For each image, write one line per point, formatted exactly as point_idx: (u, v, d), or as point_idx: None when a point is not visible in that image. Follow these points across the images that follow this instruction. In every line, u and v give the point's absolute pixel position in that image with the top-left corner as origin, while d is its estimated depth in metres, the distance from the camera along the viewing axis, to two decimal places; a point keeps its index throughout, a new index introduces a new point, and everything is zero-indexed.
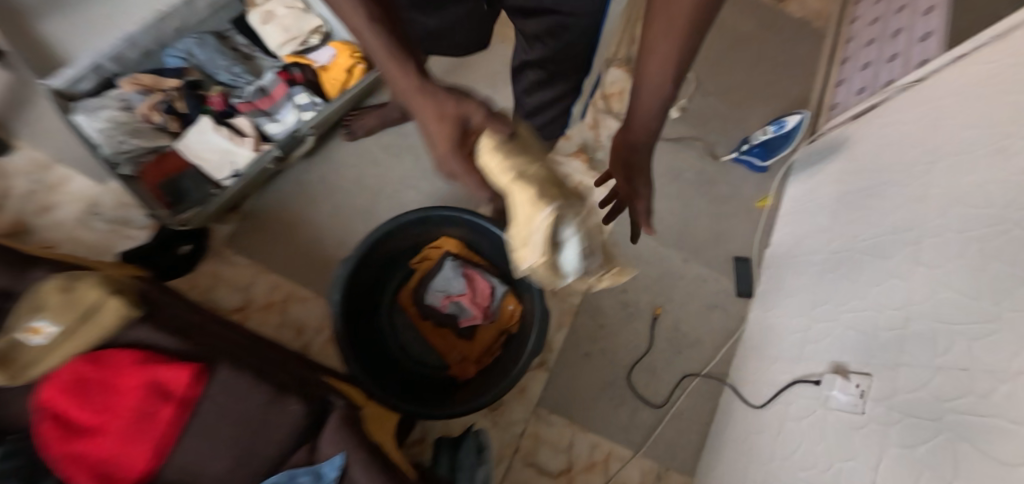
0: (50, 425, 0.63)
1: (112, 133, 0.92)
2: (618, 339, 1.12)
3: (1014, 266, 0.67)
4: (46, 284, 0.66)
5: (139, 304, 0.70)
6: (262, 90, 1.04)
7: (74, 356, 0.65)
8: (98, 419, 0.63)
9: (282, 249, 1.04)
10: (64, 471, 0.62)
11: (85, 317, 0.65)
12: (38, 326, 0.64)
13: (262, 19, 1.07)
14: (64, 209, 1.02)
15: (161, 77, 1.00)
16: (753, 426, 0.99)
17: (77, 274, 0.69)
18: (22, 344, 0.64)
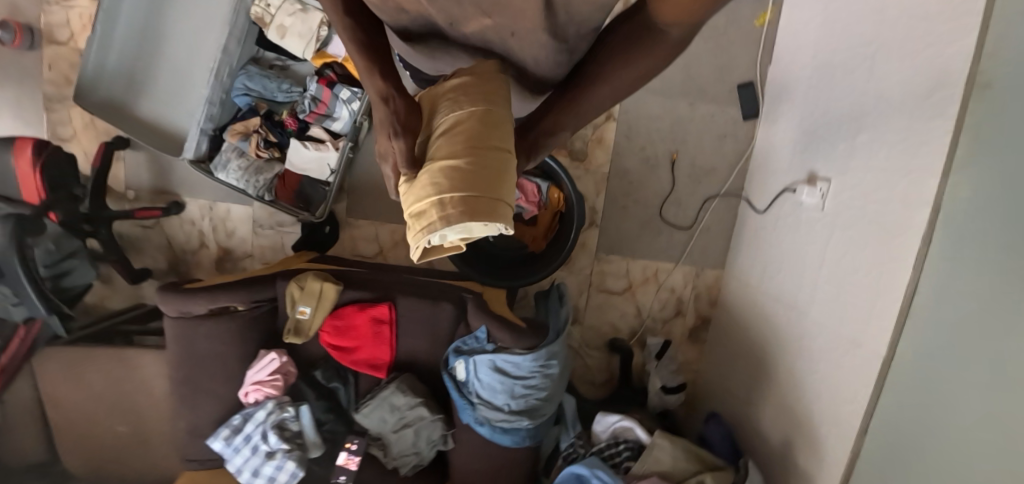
0: (334, 350, 1.16)
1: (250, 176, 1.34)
2: (646, 190, 1.40)
3: (940, 86, 0.80)
4: (288, 287, 1.14)
5: (337, 282, 1.16)
6: (314, 98, 1.34)
7: (325, 318, 1.15)
8: (353, 343, 1.16)
9: (386, 204, 1.46)
10: (355, 366, 1.17)
11: (318, 299, 1.13)
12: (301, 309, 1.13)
13: (279, 34, 1.31)
14: (241, 228, 1.51)
15: (248, 121, 1.36)
16: (756, 227, 1.31)
17: (301, 276, 1.15)
18: (298, 321, 1.14)
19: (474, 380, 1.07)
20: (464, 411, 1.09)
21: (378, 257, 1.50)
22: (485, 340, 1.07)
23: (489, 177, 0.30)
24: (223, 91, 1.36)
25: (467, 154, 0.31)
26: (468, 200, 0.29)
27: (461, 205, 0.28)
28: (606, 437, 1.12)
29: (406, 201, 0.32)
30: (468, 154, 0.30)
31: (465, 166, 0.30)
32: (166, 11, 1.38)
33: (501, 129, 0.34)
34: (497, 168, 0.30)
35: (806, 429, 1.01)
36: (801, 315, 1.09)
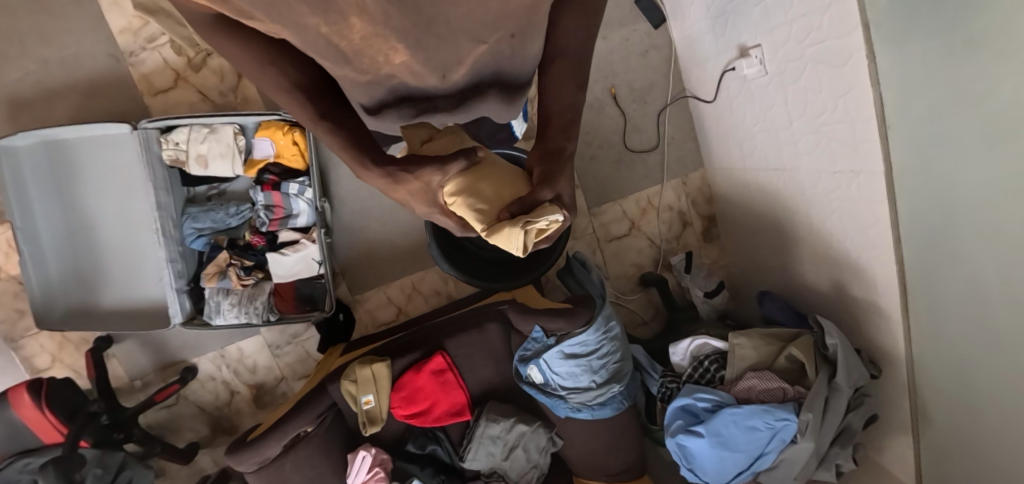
0: (411, 419, 1.18)
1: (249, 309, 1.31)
2: (605, 132, 1.43)
3: None
4: (342, 387, 1.15)
5: (382, 358, 1.16)
6: (267, 205, 1.32)
7: (390, 395, 1.17)
8: (425, 404, 1.18)
9: (384, 265, 1.47)
10: (438, 421, 1.19)
11: (376, 384, 1.15)
12: (365, 399, 1.15)
13: (202, 165, 1.29)
14: (261, 358, 1.49)
15: (216, 259, 1.33)
16: (714, 116, 1.36)
17: (347, 372, 1.16)
18: (367, 411, 1.16)
19: (552, 377, 1.09)
20: (557, 409, 1.11)
21: (400, 316, 1.49)
22: (545, 336, 1.08)
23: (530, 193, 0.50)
24: (178, 244, 1.33)
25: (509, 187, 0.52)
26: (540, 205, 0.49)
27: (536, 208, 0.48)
28: (688, 363, 1.16)
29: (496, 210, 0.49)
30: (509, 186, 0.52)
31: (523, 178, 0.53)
32: (79, 199, 1.32)
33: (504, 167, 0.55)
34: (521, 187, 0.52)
35: (847, 262, 1.08)
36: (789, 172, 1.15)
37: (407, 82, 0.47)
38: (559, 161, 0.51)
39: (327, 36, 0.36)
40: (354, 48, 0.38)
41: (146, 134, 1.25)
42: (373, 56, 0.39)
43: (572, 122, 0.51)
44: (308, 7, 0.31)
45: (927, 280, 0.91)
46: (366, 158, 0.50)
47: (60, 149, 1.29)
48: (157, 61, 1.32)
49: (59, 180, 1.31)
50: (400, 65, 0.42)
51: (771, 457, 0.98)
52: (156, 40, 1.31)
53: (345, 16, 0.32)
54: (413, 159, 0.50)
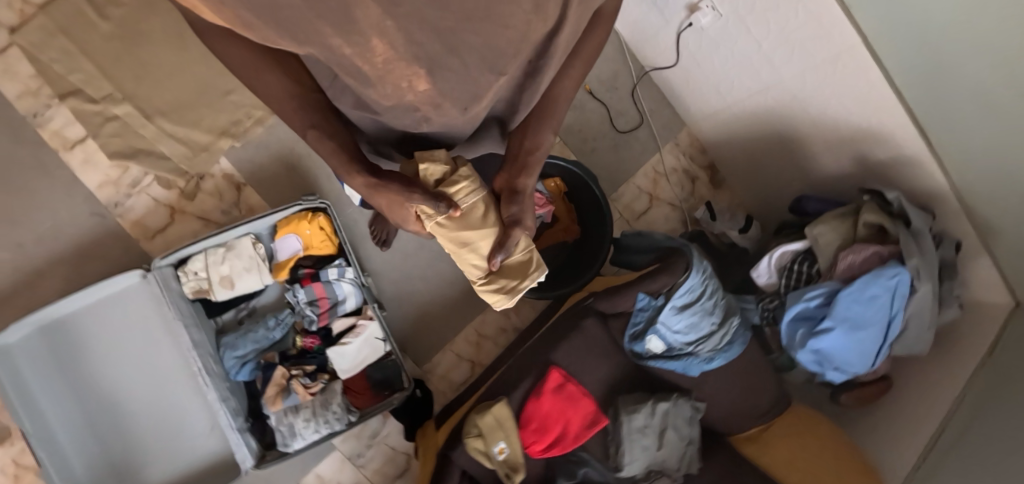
0: (551, 449, 1.10)
1: (332, 414, 1.19)
2: (594, 125, 1.52)
3: None
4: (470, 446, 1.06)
5: (497, 399, 1.09)
6: (311, 301, 1.23)
7: (519, 434, 1.09)
8: (559, 425, 1.10)
9: (443, 322, 1.40)
10: (580, 439, 1.11)
11: (503, 428, 1.07)
12: (499, 448, 1.06)
13: (228, 285, 1.21)
14: (346, 475, 1.32)
15: (273, 378, 1.21)
16: (684, 76, 1.49)
17: (469, 430, 1.07)
18: (505, 459, 1.07)
19: (674, 338, 1.08)
20: (692, 369, 1.08)
21: (476, 368, 1.41)
22: (652, 300, 1.07)
23: (515, 259, 0.72)
24: (224, 379, 1.21)
25: (494, 243, 0.70)
26: (518, 270, 0.72)
27: (513, 276, 0.72)
28: (776, 277, 1.19)
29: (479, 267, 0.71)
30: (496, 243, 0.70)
31: (503, 237, 0.70)
32: (93, 377, 1.16)
33: (487, 213, 0.70)
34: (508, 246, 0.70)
35: (862, 133, 1.18)
36: (775, 87, 1.27)
37: (428, 110, 0.50)
38: (517, 200, 0.72)
39: (350, 59, 0.37)
40: (377, 74, 0.40)
41: (162, 273, 1.15)
42: (395, 82, 0.42)
43: (537, 155, 0.69)
44: (332, 30, 0.31)
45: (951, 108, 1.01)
46: (337, 158, 0.58)
47: (57, 330, 1.14)
48: (147, 203, 1.24)
49: (64, 365, 1.14)
50: (423, 91, 0.45)
51: (899, 320, 1.03)
52: (141, 182, 1.24)
53: (367, 39, 0.34)
54: (393, 177, 0.61)
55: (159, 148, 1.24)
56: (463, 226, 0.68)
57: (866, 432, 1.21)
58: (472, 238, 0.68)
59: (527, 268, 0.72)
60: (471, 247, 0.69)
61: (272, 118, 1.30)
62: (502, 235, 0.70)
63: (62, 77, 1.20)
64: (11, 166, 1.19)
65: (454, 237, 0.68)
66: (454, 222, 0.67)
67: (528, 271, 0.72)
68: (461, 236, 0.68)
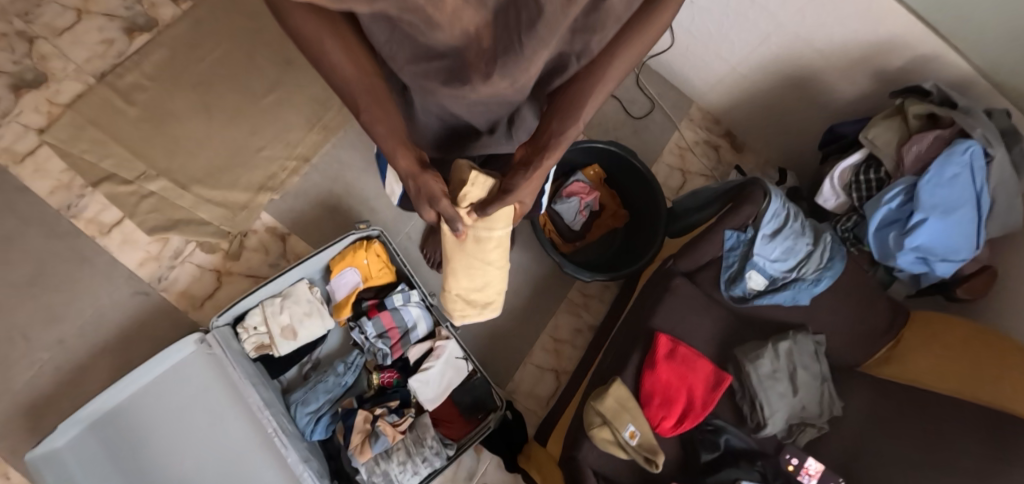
0: (685, 421, 1.00)
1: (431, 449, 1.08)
2: (611, 117, 1.56)
3: None
4: (599, 441, 0.95)
5: (612, 379, 1.01)
6: (381, 335, 1.15)
7: (645, 412, 1.00)
8: (684, 393, 1.01)
9: (516, 334, 1.32)
10: (710, 408, 1.01)
11: (628, 408, 0.98)
12: (630, 432, 0.96)
13: (291, 336, 1.13)
14: None
15: (356, 424, 1.08)
16: (682, 54, 1.55)
17: (594, 420, 0.97)
18: (639, 443, 0.97)
19: (774, 269, 1.03)
20: (801, 297, 1.03)
21: (561, 376, 1.30)
22: (743, 235, 1.02)
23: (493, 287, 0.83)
24: (300, 440, 1.09)
25: (489, 261, 0.76)
26: (485, 303, 0.86)
27: (474, 305, 0.87)
28: (844, 195, 1.19)
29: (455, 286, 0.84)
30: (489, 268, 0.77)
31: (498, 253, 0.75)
32: (152, 470, 1.02)
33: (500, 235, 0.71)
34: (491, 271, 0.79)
35: (872, 47, 1.21)
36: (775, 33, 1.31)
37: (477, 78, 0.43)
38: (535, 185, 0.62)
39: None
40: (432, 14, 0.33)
41: (221, 333, 1.07)
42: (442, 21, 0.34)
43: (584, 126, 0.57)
44: None
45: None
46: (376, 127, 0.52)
47: (110, 422, 1.03)
48: (191, 272, 1.18)
49: (119, 463, 1.01)
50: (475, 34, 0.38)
51: (986, 192, 1.01)
52: (182, 252, 1.19)
53: None
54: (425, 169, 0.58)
55: (198, 214, 1.21)
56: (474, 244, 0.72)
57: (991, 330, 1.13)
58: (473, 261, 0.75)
59: (480, 307, 0.86)
60: (466, 257, 0.75)
61: (306, 165, 1.29)
62: (495, 255, 0.76)
63: (92, 164, 1.19)
64: (48, 263, 1.13)
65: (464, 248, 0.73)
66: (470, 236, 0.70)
67: (480, 310, 0.87)
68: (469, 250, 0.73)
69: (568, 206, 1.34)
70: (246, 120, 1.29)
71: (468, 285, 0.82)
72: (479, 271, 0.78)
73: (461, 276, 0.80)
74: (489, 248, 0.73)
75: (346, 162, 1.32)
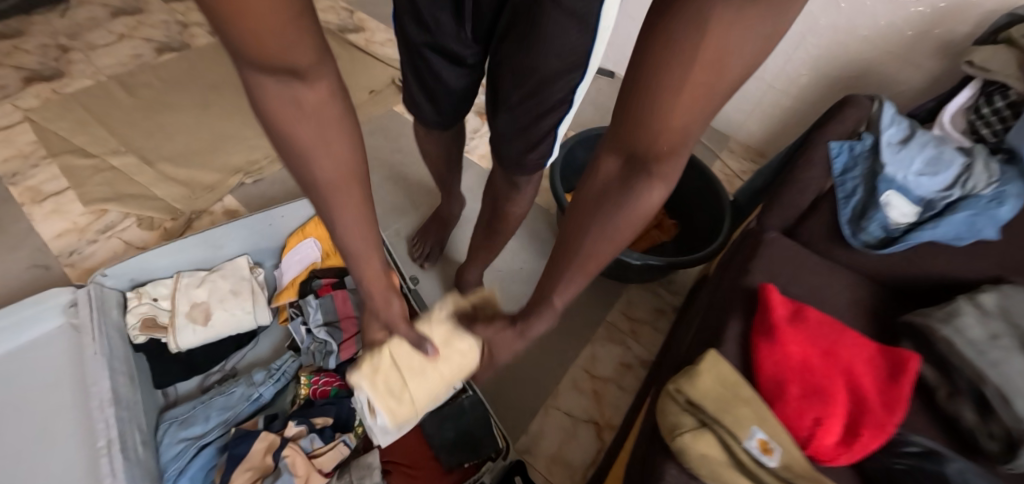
0: (865, 433, 0.50)
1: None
2: None
3: None
4: (685, 453, 0.48)
5: (700, 355, 0.56)
6: (328, 324, 0.77)
7: (777, 414, 0.52)
8: (841, 381, 0.54)
9: (534, 362, 0.89)
10: (896, 411, 0.52)
11: (741, 398, 0.51)
12: (759, 442, 0.48)
13: (201, 318, 0.78)
14: None
15: (256, 451, 0.64)
16: None
17: (681, 422, 0.50)
18: (783, 467, 0.48)
19: (922, 188, 0.65)
20: (984, 227, 0.62)
21: (604, 433, 0.82)
22: (859, 144, 0.68)
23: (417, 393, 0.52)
24: (151, 482, 0.64)
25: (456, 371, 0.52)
26: (401, 404, 0.52)
27: (398, 400, 0.52)
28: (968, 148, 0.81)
29: (388, 368, 0.51)
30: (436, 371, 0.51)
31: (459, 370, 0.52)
32: None
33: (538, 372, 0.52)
34: (448, 371, 0.52)
35: (946, 8, 0.96)
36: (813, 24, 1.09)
37: None
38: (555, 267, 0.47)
39: None
40: None
41: (101, 294, 0.74)
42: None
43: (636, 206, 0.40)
44: None
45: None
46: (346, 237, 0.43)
47: None
48: (114, 248, 0.93)
49: None
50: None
51: None
52: (115, 227, 0.96)
53: None
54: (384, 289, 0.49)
55: (151, 191, 1.01)
56: (444, 345, 0.52)
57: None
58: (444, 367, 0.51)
59: (406, 399, 0.52)
60: (406, 363, 0.51)
61: None
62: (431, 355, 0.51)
63: (61, 140, 1.07)
64: None
65: (412, 355, 0.51)
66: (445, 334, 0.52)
67: (400, 401, 0.52)
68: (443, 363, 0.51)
69: None
70: (239, 114, 1.18)
71: (403, 374, 0.51)
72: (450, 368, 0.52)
73: (401, 371, 0.51)
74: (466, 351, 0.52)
75: None
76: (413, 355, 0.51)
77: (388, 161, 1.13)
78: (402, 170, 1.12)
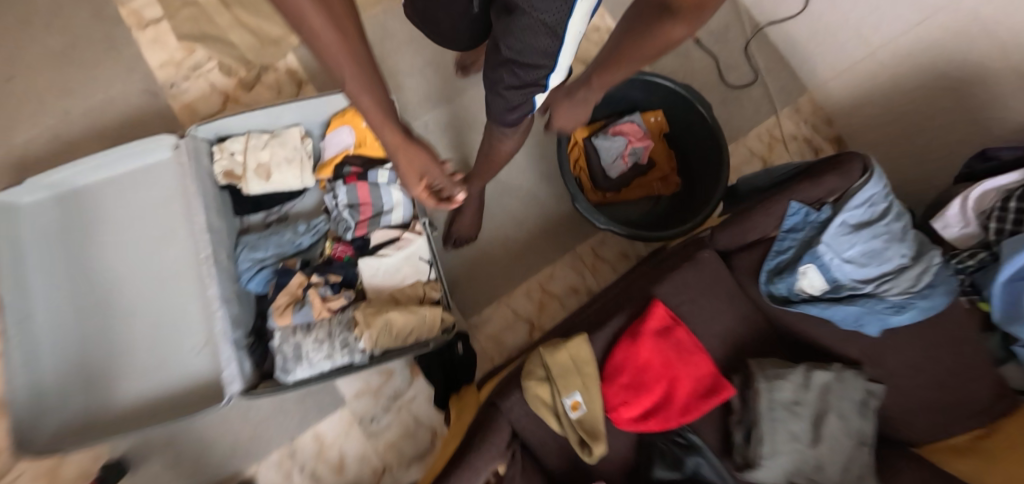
0: (650, 420, 0.76)
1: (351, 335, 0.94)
2: (700, 74, 1.33)
3: None
4: (528, 390, 0.76)
5: (577, 335, 0.79)
6: (350, 205, 1.03)
7: (602, 388, 0.76)
8: (661, 385, 0.77)
9: (505, 268, 1.13)
10: (681, 417, 0.76)
11: (580, 373, 0.76)
12: (573, 401, 0.75)
13: (264, 175, 1.03)
14: (351, 444, 1.02)
15: (288, 286, 0.97)
16: (817, 17, 1.26)
17: (533, 371, 0.77)
18: (578, 420, 0.74)
19: (843, 273, 0.74)
20: (868, 324, 0.73)
21: (534, 332, 1.11)
22: (816, 214, 0.76)
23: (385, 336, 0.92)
24: (232, 283, 0.99)
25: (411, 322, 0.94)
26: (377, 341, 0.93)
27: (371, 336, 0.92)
28: (978, 226, 0.84)
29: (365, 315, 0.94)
30: (397, 326, 0.93)
31: (401, 324, 0.93)
32: (91, 257, 1.00)
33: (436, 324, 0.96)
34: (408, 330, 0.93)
35: None
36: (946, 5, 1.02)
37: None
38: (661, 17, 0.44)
39: None
40: None
41: (195, 144, 0.99)
42: None
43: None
44: None
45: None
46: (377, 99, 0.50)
47: (71, 200, 1.02)
48: (202, 88, 1.13)
49: (69, 238, 1.01)
50: None
51: None
52: (202, 68, 1.14)
53: None
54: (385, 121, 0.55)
55: (229, 36, 1.15)
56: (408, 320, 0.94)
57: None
58: (404, 324, 0.93)
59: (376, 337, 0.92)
60: (373, 318, 0.93)
61: None
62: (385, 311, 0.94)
63: None
64: (84, 39, 1.12)
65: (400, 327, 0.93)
66: (415, 319, 0.94)
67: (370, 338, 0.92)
68: (401, 321, 0.93)
69: (607, 144, 1.12)
70: None
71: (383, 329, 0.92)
72: (402, 326, 0.93)
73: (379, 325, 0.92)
74: (417, 328, 0.94)
75: (388, 29, 1.21)
76: (372, 313, 0.94)
77: (434, 50, 1.22)
78: (444, 63, 1.22)
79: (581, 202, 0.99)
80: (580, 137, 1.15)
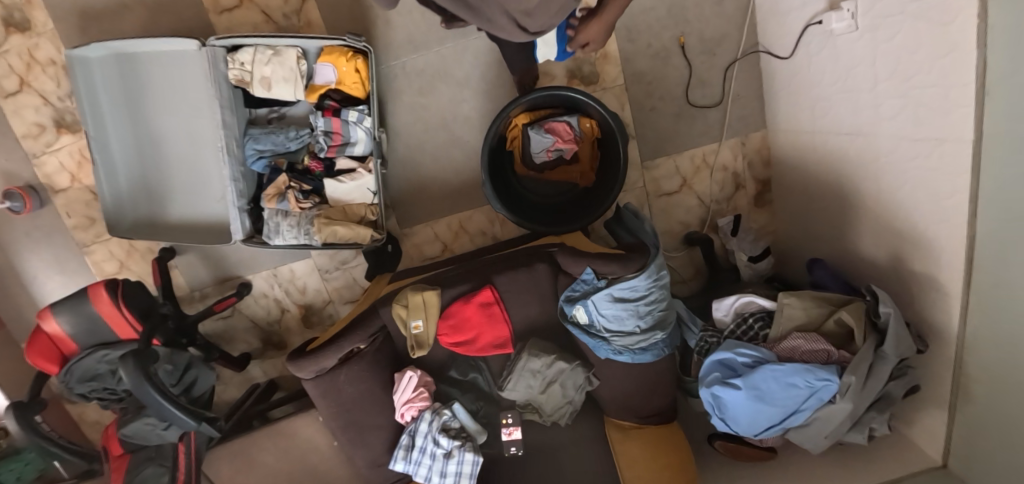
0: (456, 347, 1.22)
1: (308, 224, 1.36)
2: (668, 81, 1.40)
3: None
4: (394, 311, 1.19)
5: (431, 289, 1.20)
6: (325, 131, 1.34)
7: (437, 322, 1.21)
8: (471, 335, 1.21)
9: (437, 203, 1.50)
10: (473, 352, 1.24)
11: (425, 311, 1.18)
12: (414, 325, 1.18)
13: (265, 86, 1.30)
14: (310, 281, 1.58)
15: (276, 181, 1.37)
16: (792, 69, 1.30)
17: (398, 298, 1.20)
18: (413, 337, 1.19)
19: (596, 320, 1.13)
20: (597, 349, 1.16)
21: (445, 253, 1.54)
22: (596, 279, 1.12)
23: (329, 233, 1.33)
24: (240, 164, 1.37)
25: (349, 228, 1.34)
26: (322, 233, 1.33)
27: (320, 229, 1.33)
28: (730, 318, 1.21)
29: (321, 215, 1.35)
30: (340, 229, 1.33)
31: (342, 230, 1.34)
32: (143, 112, 1.37)
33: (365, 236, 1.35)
34: (346, 233, 1.33)
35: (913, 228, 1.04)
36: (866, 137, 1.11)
37: None
38: None
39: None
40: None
41: (213, 53, 1.26)
42: None
43: None
44: None
45: (996, 239, 0.83)
46: None
47: (129, 61, 1.34)
48: None
49: (127, 92, 1.36)
50: None
51: (803, 415, 1.02)
52: None
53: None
54: None
55: None
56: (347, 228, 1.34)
57: (712, 469, 1.27)
58: (343, 230, 1.34)
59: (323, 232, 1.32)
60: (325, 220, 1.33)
61: None
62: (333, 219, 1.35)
63: None
64: None
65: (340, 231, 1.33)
66: (352, 230, 1.34)
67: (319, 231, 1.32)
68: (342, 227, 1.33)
69: (538, 135, 1.34)
70: None
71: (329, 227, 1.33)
72: (343, 231, 1.34)
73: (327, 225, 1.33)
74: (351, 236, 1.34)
75: None
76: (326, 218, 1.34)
77: None
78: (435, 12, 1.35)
79: (490, 187, 1.27)
80: (522, 122, 1.36)
